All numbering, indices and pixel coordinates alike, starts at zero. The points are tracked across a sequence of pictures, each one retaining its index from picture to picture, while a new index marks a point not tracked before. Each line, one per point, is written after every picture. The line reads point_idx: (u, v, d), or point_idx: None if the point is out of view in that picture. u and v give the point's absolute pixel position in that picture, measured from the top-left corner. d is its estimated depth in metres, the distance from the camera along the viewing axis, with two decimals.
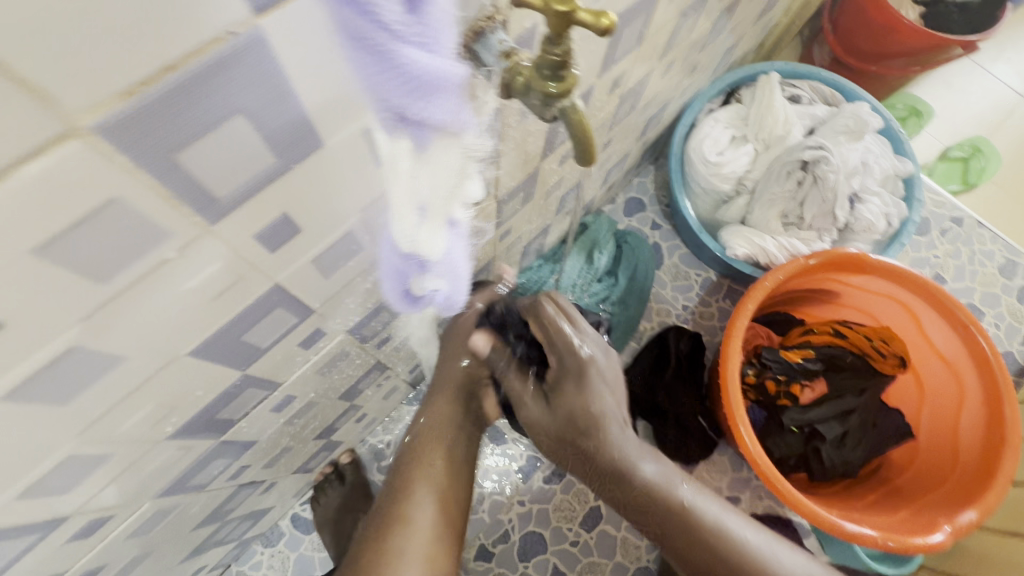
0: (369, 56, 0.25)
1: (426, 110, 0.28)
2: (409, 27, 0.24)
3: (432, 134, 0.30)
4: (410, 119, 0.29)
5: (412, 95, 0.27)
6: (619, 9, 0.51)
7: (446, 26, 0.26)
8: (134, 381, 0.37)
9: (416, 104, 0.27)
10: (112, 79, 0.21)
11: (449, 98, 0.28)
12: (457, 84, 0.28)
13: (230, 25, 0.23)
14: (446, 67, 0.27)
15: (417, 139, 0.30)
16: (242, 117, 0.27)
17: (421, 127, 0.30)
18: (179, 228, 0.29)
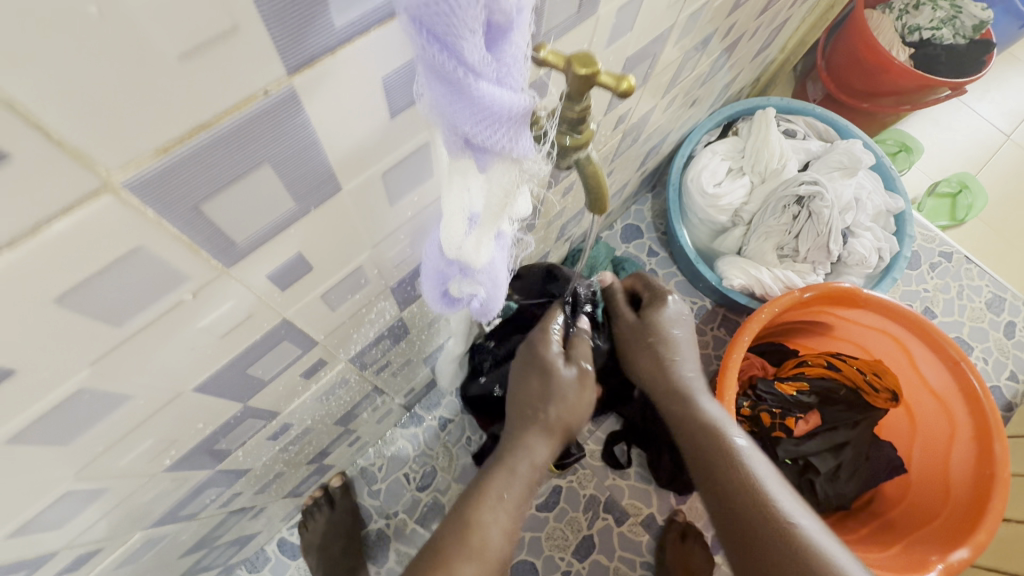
0: (441, 83, 0.24)
1: (492, 143, 0.27)
2: (482, 60, 0.24)
3: (495, 161, 0.29)
4: (473, 146, 0.28)
5: (477, 126, 0.26)
6: (628, 53, 0.53)
7: (517, 62, 0.26)
8: (136, 420, 0.37)
9: (480, 136, 0.26)
10: (148, 140, 0.21)
11: (516, 133, 0.27)
12: (524, 119, 0.27)
13: (267, 84, 0.23)
14: (514, 101, 0.26)
15: (478, 163, 0.30)
16: (269, 166, 0.27)
17: (483, 153, 0.29)
18: (198, 272, 0.29)
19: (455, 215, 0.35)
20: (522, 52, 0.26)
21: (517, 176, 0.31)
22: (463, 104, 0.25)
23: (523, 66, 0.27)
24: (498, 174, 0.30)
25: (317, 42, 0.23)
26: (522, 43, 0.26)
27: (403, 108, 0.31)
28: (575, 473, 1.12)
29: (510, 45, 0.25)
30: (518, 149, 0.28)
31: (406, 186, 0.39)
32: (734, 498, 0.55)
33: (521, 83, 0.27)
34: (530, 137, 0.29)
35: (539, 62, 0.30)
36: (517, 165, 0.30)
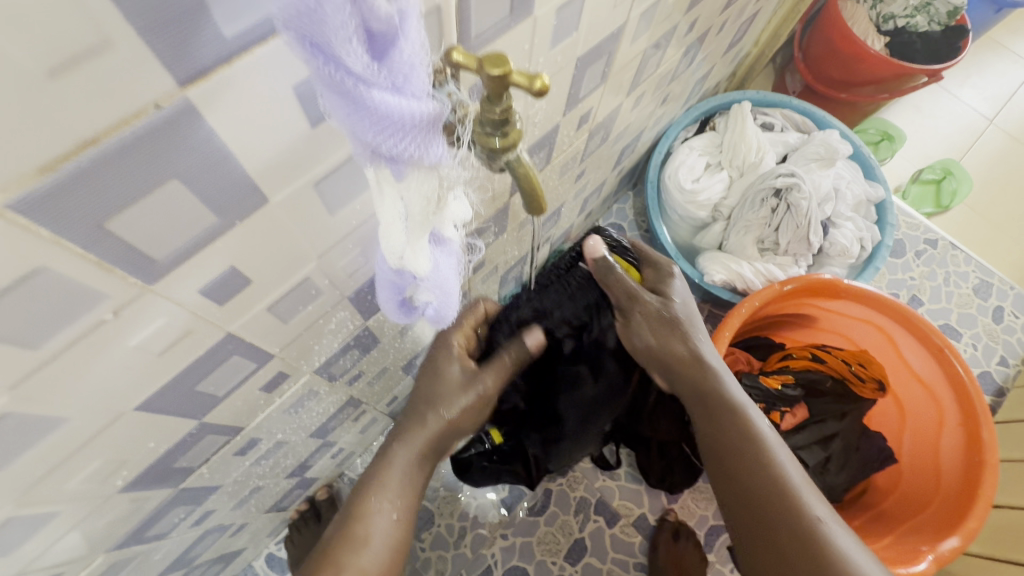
0: (337, 98, 0.25)
1: (399, 149, 0.28)
2: (368, 69, 0.24)
3: (409, 169, 0.31)
4: (384, 156, 0.29)
5: (380, 133, 0.27)
6: (579, 52, 0.52)
7: (413, 68, 0.27)
8: (74, 444, 0.36)
9: (385, 142, 0.28)
10: (30, 158, 0.21)
11: (421, 137, 0.28)
12: (429, 123, 0.29)
13: (157, 97, 0.23)
14: (413, 106, 0.27)
15: (394, 172, 0.31)
16: (177, 181, 0.26)
17: (396, 162, 0.30)
18: (116, 290, 0.29)
19: (393, 227, 0.35)
20: (418, 58, 0.27)
21: (435, 183, 0.33)
22: (363, 116, 0.26)
23: (421, 71, 0.27)
24: (415, 183, 0.32)
25: (208, 54, 0.23)
26: (417, 49, 0.27)
27: (321, 117, 0.31)
28: (564, 476, 1.11)
29: (399, 53, 0.26)
30: (425, 153, 0.29)
31: (345, 194, 0.38)
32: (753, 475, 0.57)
33: (421, 89, 0.28)
34: (440, 140, 0.30)
35: (452, 65, 0.30)
36: (432, 172, 0.32)
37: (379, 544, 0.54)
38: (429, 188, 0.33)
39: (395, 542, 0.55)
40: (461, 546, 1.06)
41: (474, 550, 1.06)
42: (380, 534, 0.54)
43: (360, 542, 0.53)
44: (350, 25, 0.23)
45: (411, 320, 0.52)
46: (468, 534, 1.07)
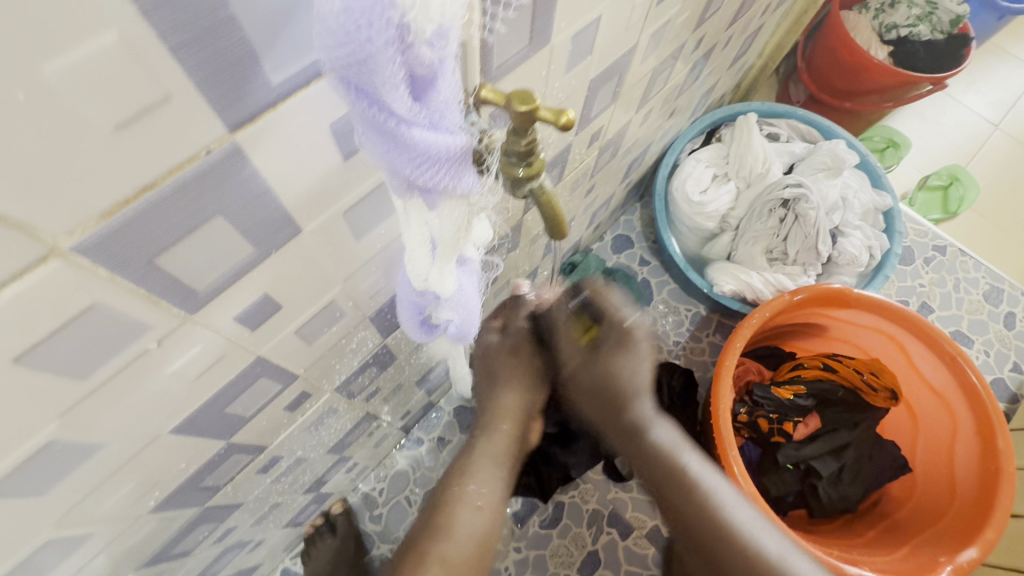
0: (378, 137, 0.26)
1: (432, 181, 0.30)
2: (409, 112, 0.26)
3: (441, 199, 0.32)
4: (418, 187, 0.30)
5: (416, 167, 0.28)
6: (591, 75, 0.54)
7: (449, 107, 0.28)
8: (111, 467, 0.37)
9: (420, 175, 0.29)
10: (94, 204, 0.22)
11: (454, 169, 0.30)
12: (460, 156, 0.30)
13: (208, 143, 0.24)
14: (447, 142, 0.28)
15: (426, 201, 0.32)
16: (221, 218, 0.28)
17: (429, 191, 0.31)
18: (159, 321, 0.30)
19: (417, 249, 0.36)
20: (454, 96, 0.28)
21: (465, 211, 0.34)
22: (401, 153, 0.27)
23: (455, 108, 0.28)
24: (448, 210, 0.33)
25: (257, 99, 0.24)
26: (453, 88, 0.27)
27: (354, 149, 0.32)
28: (578, 488, 1.11)
29: (438, 94, 0.27)
30: (457, 183, 0.31)
31: (371, 221, 0.40)
32: (697, 521, 0.61)
33: (455, 124, 0.29)
34: (470, 170, 0.32)
35: (481, 101, 0.32)
36: (464, 201, 0.33)
37: (466, 536, 0.56)
38: (458, 216, 0.34)
39: (482, 531, 0.57)
40: None
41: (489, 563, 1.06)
42: (466, 528, 0.56)
43: (444, 531, 0.56)
44: (397, 75, 0.24)
45: (430, 338, 0.53)
46: None
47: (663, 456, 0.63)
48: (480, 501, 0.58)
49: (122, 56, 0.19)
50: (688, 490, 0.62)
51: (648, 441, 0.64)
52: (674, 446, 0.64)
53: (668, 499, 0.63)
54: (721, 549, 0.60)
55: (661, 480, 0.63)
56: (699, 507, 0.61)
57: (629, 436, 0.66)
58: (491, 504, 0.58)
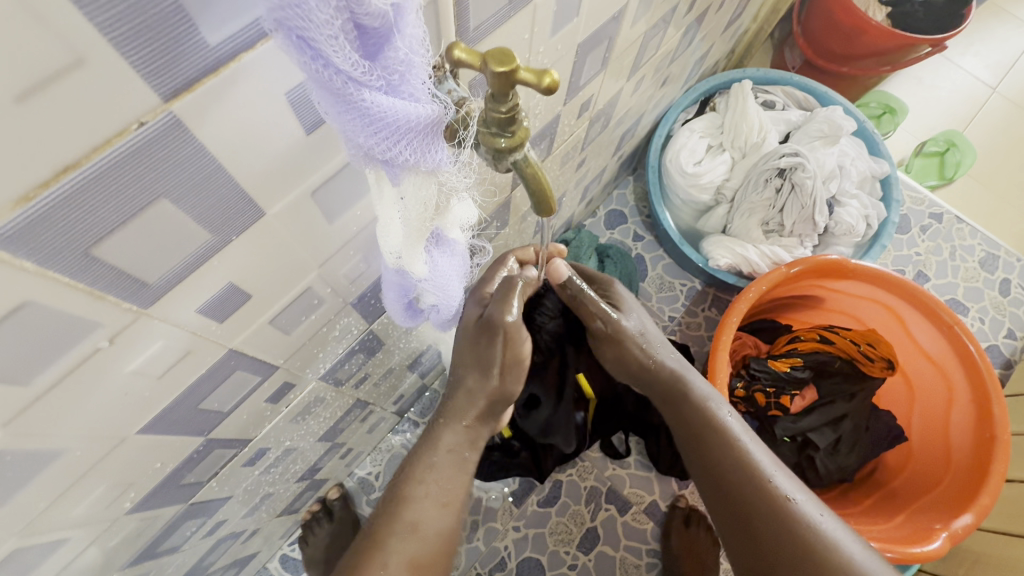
0: (328, 98, 0.24)
1: (392, 152, 0.28)
2: (359, 69, 0.23)
3: (404, 172, 0.30)
4: (378, 159, 0.28)
5: (373, 134, 0.26)
6: (579, 38, 0.50)
7: (410, 67, 0.25)
8: (77, 472, 0.35)
9: (378, 143, 0.27)
10: (5, 188, 0.19)
11: (418, 140, 0.28)
12: (426, 126, 0.28)
13: (140, 114, 0.21)
14: (407, 107, 0.26)
15: (391, 175, 0.30)
16: (167, 200, 0.25)
17: (391, 164, 0.29)
18: (109, 318, 0.27)
19: (390, 225, 0.34)
20: (416, 56, 0.25)
21: (434, 188, 0.32)
22: (354, 118, 0.25)
23: (419, 71, 0.26)
24: (412, 186, 0.31)
25: (191, 62, 0.21)
26: (415, 47, 0.25)
27: (317, 122, 0.29)
28: (575, 466, 1.10)
29: (394, 51, 0.24)
30: (423, 157, 0.29)
31: (344, 200, 0.37)
32: (736, 473, 0.58)
33: (418, 87, 0.27)
34: (439, 141, 0.30)
35: (455, 63, 0.28)
36: (431, 177, 0.31)
37: (430, 533, 0.54)
38: (427, 193, 0.32)
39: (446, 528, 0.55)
40: (474, 540, 1.06)
41: (488, 543, 1.06)
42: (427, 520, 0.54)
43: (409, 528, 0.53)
44: (339, 24, 0.21)
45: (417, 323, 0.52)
46: (481, 528, 1.07)
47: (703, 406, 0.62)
48: (443, 498, 0.55)
49: (10, 10, 0.16)
50: (728, 441, 0.60)
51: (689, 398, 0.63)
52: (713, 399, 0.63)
53: (706, 454, 0.60)
54: (757, 508, 0.56)
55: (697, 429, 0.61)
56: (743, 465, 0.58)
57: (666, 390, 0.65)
58: (456, 501, 0.56)
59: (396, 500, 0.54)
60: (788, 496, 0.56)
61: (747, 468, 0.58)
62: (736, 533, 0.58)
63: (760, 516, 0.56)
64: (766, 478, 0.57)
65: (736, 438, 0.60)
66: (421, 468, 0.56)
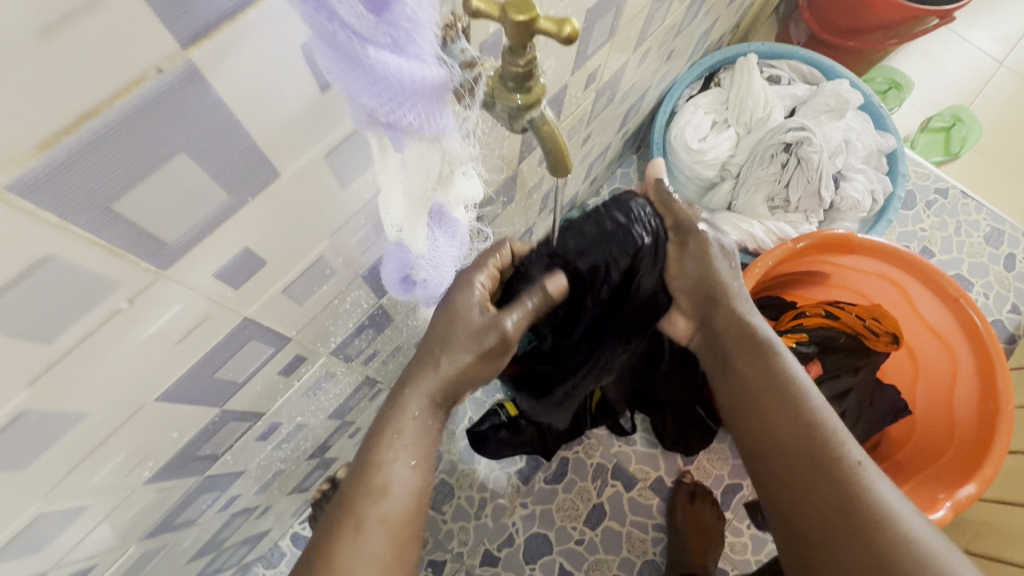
0: (332, 54, 0.24)
1: (398, 115, 0.27)
2: (364, 23, 0.23)
3: (409, 139, 0.30)
4: (383, 123, 0.28)
5: (378, 95, 0.26)
6: (588, 4, 0.49)
7: (417, 27, 0.25)
8: (97, 439, 0.35)
9: (382, 105, 0.27)
10: (28, 132, 0.19)
11: (423, 103, 0.28)
12: (432, 89, 0.27)
13: (158, 60, 0.21)
14: (413, 69, 0.26)
15: (394, 141, 0.30)
16: (185, 155, 0.25)
17: (395, 130, 0.29)
18: (128, 278, 0.27)
19: (392, 198, 0.34)
20: (423, 15, 0.25)
21: (437, 158, 0.32)
22: (358, 76, 0.25)
23: (425, 30, 0.26)
24: (414, 154, 0.31)
25: (209, 7, 0.21)
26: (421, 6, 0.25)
27: (330, 80, 0.29)
28: (581, 444, 1.11)
29: (401, 8, 0.24)
30: (427, 122, 0.29)
31: (356, 166, 0.36)
32: (796, 432, 0.59)
33: (426, 50, 0.26)
34: (445, 108, 0.29)
35: (472, 14, 0.27)
36: (434, 144, 0.31)
37: (402, 492, 0.54)
38: (427, 162, 0.32)
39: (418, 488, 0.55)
40: (482, 517, 1.07)
41: (496, 520, 1.08)
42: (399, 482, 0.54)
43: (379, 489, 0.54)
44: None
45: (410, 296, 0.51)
46: (489, 505, 1.08)
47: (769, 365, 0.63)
48: (414, 459, 0.56)
49: None
50: (788, 401, 0.61)
51: (755, 349, 0.65)
52: (788, 361, 0.64)
53: (767, 409, 0.62)
54: (816, 467, 0.57)
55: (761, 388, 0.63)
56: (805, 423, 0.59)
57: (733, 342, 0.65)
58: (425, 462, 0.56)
59: (367, 464, 0.54)
60: (851, 464, 0.56)
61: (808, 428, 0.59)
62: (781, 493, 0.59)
63: (818, 480, 0.56)
64: (831, 441, 0.58)
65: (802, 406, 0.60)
66: (391, 433, 0.56)
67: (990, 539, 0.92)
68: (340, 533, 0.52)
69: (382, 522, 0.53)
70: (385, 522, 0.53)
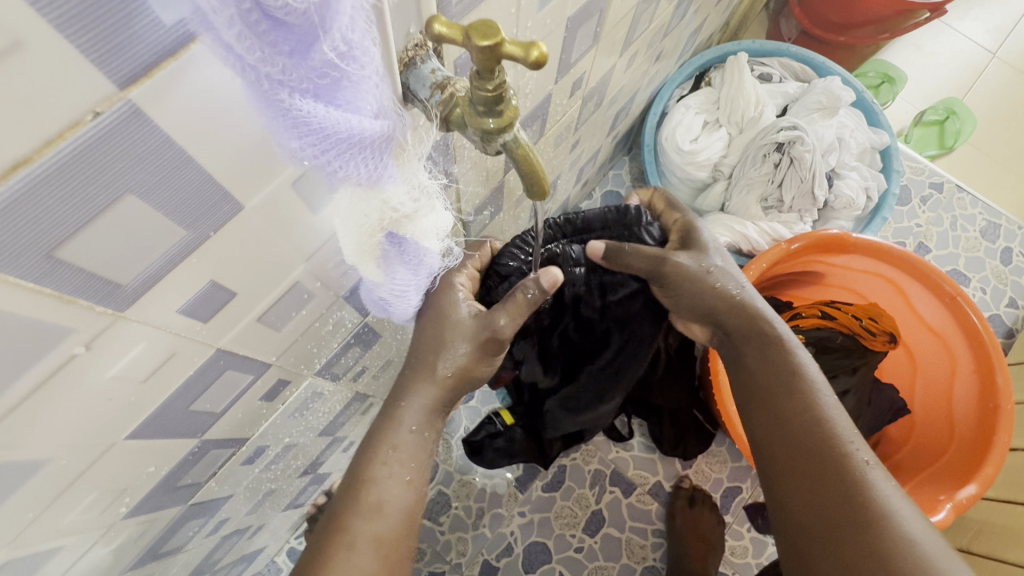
0: (253, 93, 0.23)
1: (320, 155, 0.27)
2: (273, 70, 0.22)
3: (339, 178, 0.29)
4: (310, 160, 0.27)
5: (299, 136, 0.25)
6: (569, 12, 0.48)
7: (341, 75, 0.24)
8: (65, 479, 0.35)
9: (303, 146, 0.26)
10: None
11: (351, 147, 0.27)
12: (360, 139, 0.27)
13: (94, 104, 0.19)
14: (336, 118, 0.25)
15: (326, 176, 0.29)
16: (134, 195, 0.23)
17: (326, 168, 0.28)
18: (82, 323, 0.26)
19: (344, 228, 0.35)
20: (349, 63, 0.24)
21: (375, 206, 0.33)
22: (276, 115, 0.24)
23: (356, 79, 0.25)
24: (347, 194, 0.31)
25: (147, 44, 0.20)
26: (347, 55, 0.23)
27: None
28: (579, 450, 1.10)
29: (321, 56, 0.22)
30: (353, 164, 0.28)
31: (329, 189, 0.35)
32: (801, 414, 0.56)
33: (357, 97, 0.25)
34: (376, 151, 0.29)
35: (435, 38, 0.27)
36: (369, 190, 0.32)
37: (393, 509, 0.53)
38: (365, 207, 0.33)
39: (411, 505, 0.55)
40: (481, 526, 1.06)
41: (494, 529, 1.06)
42: (393, 500, 0.54)
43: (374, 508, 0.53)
44: (241, 14, 0.19)
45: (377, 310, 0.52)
46: (487, 514, 1.07)
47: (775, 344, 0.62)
48: (409, 474, 0.55)
49: None
50: (791, 389, 0.58)
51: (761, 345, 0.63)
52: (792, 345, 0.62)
53: (769, 389, 0.60)
54: (817, 449, 0.54)
55: (768, 366, 0.61)
56: (807, 406, 0.56)
57: (743, 317, 0.65)
58: (419, 477, 0.56)
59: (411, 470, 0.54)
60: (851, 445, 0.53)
61: (818, 419, 0.55)
62: (785, 465, 0.55)
63: (818, 471, 0.52)
64: (834, 427, 0.54)
65: (809, 386, 0.58)
66: (386, 448, 0.55)
67: (994, 539, 0.90)
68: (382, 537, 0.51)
69: (376, 545, 0.51)
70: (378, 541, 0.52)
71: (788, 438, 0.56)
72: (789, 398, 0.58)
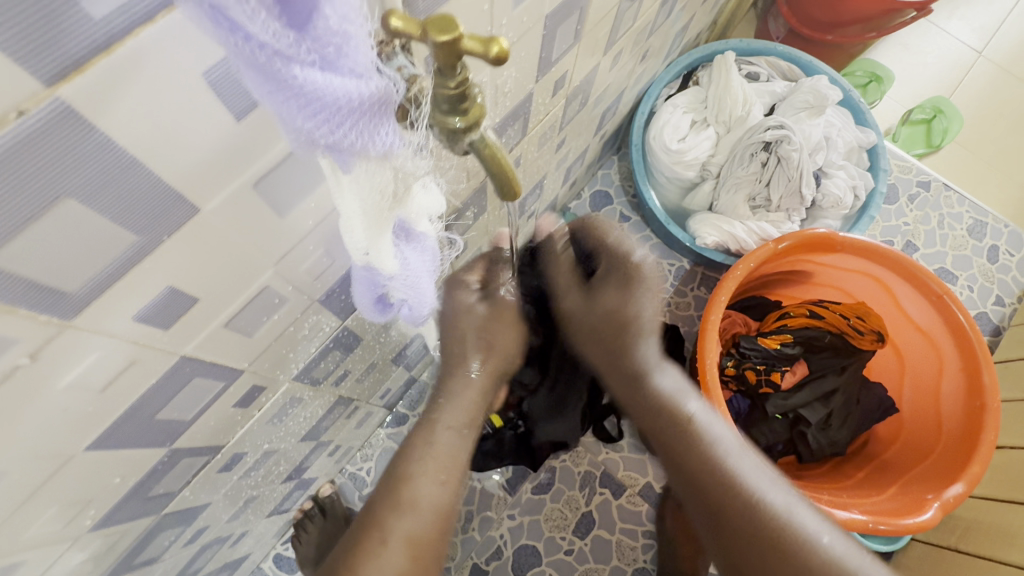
0: (258, 78, 0.22)
1: (337, 135, 0.25)
2: (283, 41, 0.20)
3: (355, 160, 0.27)
4: (323, 145, 0.25)
5: (314, 118, 0.24)
6: (546, 10, 0.47)
7: (347, 39, 0.22)
8: (21, 493, 0.33)
9: (321, 129, 0.24)
10: None
11: (362, 121, 0.25)
12: (370, 107, 0.25)
13: (19, 102, 0.18)
14: (347, 87, 0.23)
15: (340, 163, 0.27)
16: (74, 199, 0.22)
17: (339, 152, 0.26)
18: (26, 332, 0.25)
19: (353, 220, 0.32)
20: (351, 25, 0.22)
21: (387, 175, 0.30)
22: (287, 99, 0.22)
23: (358, 41, 0.23)
24: (364, 174, 0.29)
25: (78, 38, 0.18)
26: (347, 15, 0.22)
27: (250, 106, 0.26)
28: (568, 452, 1.09)
29: (324, 21, 0.21)
30: (369, 140, 0.26)
31: (295, 190, 0.34)
32: (706, 469, 0.55)
33: (362, 64, 0.24)
34: (388, 122, 0.27)
35: (392, 32, 0.27)
36: (384, 163, 0.29)
37: (429, 508, 0.53)
38: (380, 181, 0.30)
39: (444, 502, 0.53)
40: (469, 530, 1.05)
41: (483, 533, 1.05)
42: (427, 498, 0.53)
43: (406, 503, 0.52)
44: None
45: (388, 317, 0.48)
46: (476, 518, 1.06)
47: (664, 402, 0.58)
48: (443, 474, 0.54)
49: None
50: (694, 446, 0.57)
51: (650, 390, 0.59)
52: (677, 392, 0.59)
53: (670, 446, 0.58)
54: (729, 510, 0.54)
55: (663, 423, 0.59)
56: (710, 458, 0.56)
57: (629, 382, 0.60)
58: (455, 478, 0.55)
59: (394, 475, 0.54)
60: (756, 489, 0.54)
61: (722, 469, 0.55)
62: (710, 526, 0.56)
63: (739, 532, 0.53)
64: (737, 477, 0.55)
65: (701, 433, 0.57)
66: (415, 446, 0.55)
67: (982, 536, 0.91)
68: (365, 543, 0.50)
69: (409, 541, 0.51)
70: (412, 539, 0.51)
71: (700, 495, 0.56)
72: (689, 456, 0.56)
